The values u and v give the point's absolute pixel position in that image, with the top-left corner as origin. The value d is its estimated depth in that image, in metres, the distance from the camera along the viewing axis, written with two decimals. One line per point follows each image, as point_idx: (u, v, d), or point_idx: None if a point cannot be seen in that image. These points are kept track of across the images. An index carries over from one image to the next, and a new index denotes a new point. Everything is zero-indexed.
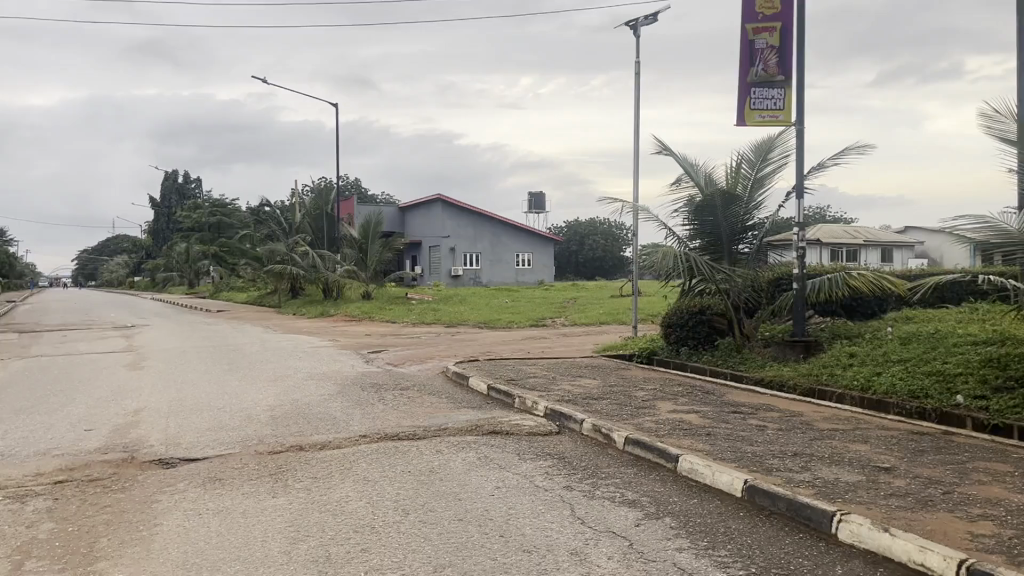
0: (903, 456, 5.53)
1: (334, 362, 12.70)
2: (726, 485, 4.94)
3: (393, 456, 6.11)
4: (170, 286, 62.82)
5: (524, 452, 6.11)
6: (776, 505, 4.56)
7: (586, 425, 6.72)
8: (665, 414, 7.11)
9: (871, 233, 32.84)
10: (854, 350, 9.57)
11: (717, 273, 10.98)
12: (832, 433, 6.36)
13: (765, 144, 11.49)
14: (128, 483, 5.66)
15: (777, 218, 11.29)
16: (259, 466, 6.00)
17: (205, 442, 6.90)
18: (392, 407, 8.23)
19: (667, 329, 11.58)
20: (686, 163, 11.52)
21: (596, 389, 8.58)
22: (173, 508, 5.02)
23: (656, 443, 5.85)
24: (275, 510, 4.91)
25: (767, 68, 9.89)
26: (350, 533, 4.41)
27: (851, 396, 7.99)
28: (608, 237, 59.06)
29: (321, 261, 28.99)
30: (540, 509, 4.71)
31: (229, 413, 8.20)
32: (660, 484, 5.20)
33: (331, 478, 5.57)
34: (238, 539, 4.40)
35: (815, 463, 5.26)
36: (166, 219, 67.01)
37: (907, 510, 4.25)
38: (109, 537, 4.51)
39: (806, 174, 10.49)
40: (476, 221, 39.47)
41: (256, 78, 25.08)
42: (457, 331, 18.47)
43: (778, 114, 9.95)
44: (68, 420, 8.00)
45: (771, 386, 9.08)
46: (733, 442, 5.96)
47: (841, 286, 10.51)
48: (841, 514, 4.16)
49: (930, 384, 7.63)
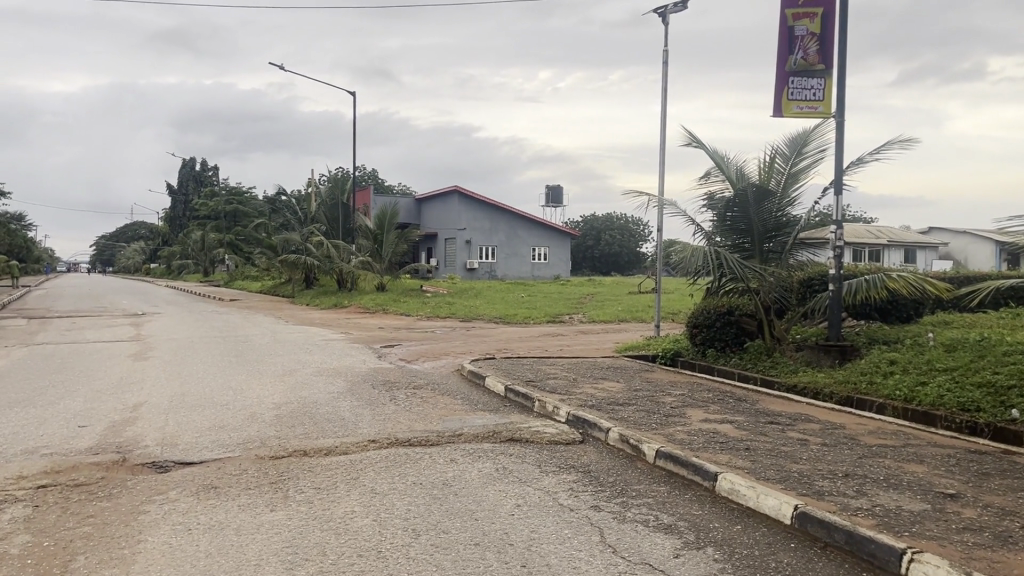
0: (967, 480, 4.97)
1: (346, 356, 12.30)
2: (773, 510, 4.43)
3: (403, 465, 5.64)
4: (186, 273, 63.20)
5: (546, 464, 5.64)
6: (832, 537, 4.05)
7: (612, 433, 6.24)
8: (697, 423, 6.60)
9: (895, 234, 32.14)
10: (894, 357, 8.98)
11: (749, 271, 10.40)
12: (881, 449, 5.83)
13: (800, 137, 10.91)
14: (117, 490, 5.23)
15: (812, 215, 10.73)
16: (258, 474, 5.55)
17: (204, 443, 6.48)
18: (403, 408, 7.77)
19: (693, 329, 11.05)
20: (715, 157, 11.00)
21: (620, 393, 8.07)
22: (161, 522, 4.58)
23: (691, 458, 5.35)
24: (272, 527, 4.45)
25: (807, 56, 9.31)
26: (353, 558, 3.95)
27: (893, 407, 7.48)
28: (624, 233, 58.37)
29: (336, 252, 28.57)
30: (566, 534, 4.23)
31: (232, 411, 7.78)
32: (697, 506, 4.71)
33: (336, 489, 5.11)
34: (229, 562, 3.94)
35: (870, 487, 4.73)
36: (183, 206, 66.87)
37: (986, 549, 3.72)
38: (87, 556, 4.07)
39: (845, 169, 9.95)
40: (492, 213, 38.98)
41: (274, 65, 24.32)
42: (473, 325, 18.07)
43: (817, 105, 9.36)
44: (62, 416, 7.60)
45: (805, 394, 8.56)
46: (774, 458, 5.44)
47: (880, 287, 9.91)
48: (913, 553, 3.64)
49: (982, 395, 7.06)
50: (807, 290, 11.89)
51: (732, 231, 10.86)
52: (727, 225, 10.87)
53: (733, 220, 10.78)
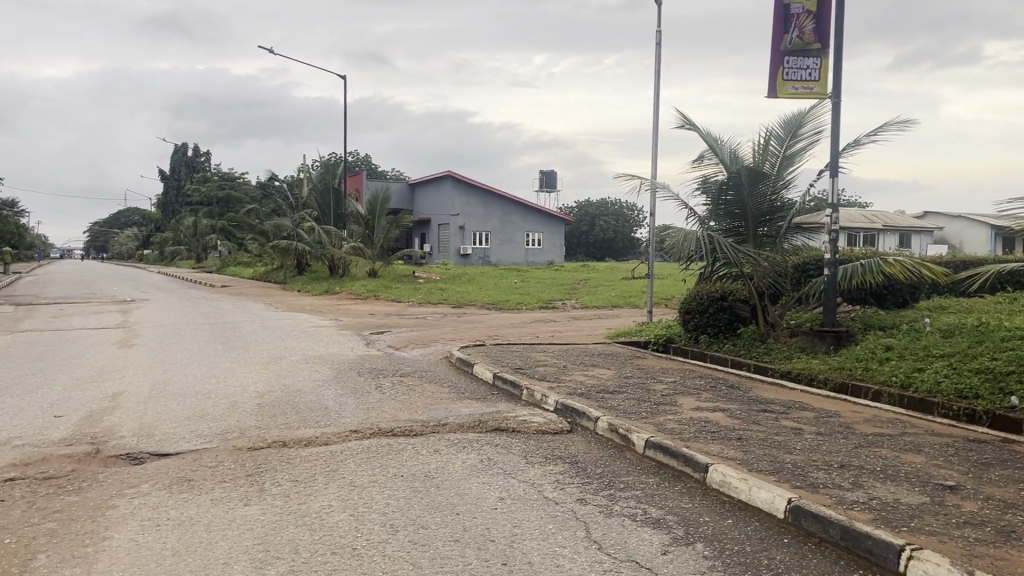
0: (967, 471, 4.80)
1: (334, 343, 12.11)
2: (766, 503, 4.27)
3: (385, 457, 5.46)
4: (178, 260, 62.79)
5: (532, 454, 5.46)
6: (828, 533, 3.88)
7: (600, 423, 6.07)
8: (688, 412, 6.43)
9: (890, 218, 31.97)
10: (890, 342, 8.82)
11: (742, 256, 10.21)
12: (877, 438, 5.66)
13: (795, 118, 10.70)
14: (86, 483, 5.03)
15: (807, 198, 10.53)
16: (234, 466, 5.35)
17: (182, 433, 6.29)
18: (389, 396, 7.58)
19: (685, 315, 10.86)
20: (709, 139, 10.78)
21: (610, 381, 7.90)
22: (129, 518, 4.39)
23: (681, 449, 5.17)
24: (245, 522, 4.27)
25: (803, 34, 9.09)
26: (326, 556, 3.76)
27: (889, 394, 7.32)
28: (619, 218, 58.14)
29: (327, 237, 28.35)
30: (550, 530, 4.06)
31: (214, 400, 7.58)
32: (687, 499, 4.54)
33: (313, 482, 4.93)
34: (195, 561, 3.76)
35: (867, 479, 4.56)
36: (175, 192, 66.32)
37: (990, 545, 3.55)
38: (48, 554, 3.87)
39: (841, 151, 9.75)
40: (486, 198, 38.71)
41: (262, 47, 24.01)
42: (465, 312, 17.90)
43: (813, 86, 9.15)
44: (38, 405, 7.40)
45: (799, 381, 8.40)
46: (767, 448, 5.26)
47: (875, 272, 9.74)
48: (912, 550, 3.47)
49: (980, 382, 6.89)
50: (802, 275, 11.71)
51: (725, 214, 10.66)
52: (721, 209, 10.66)
53: (728, 204, 10.59)
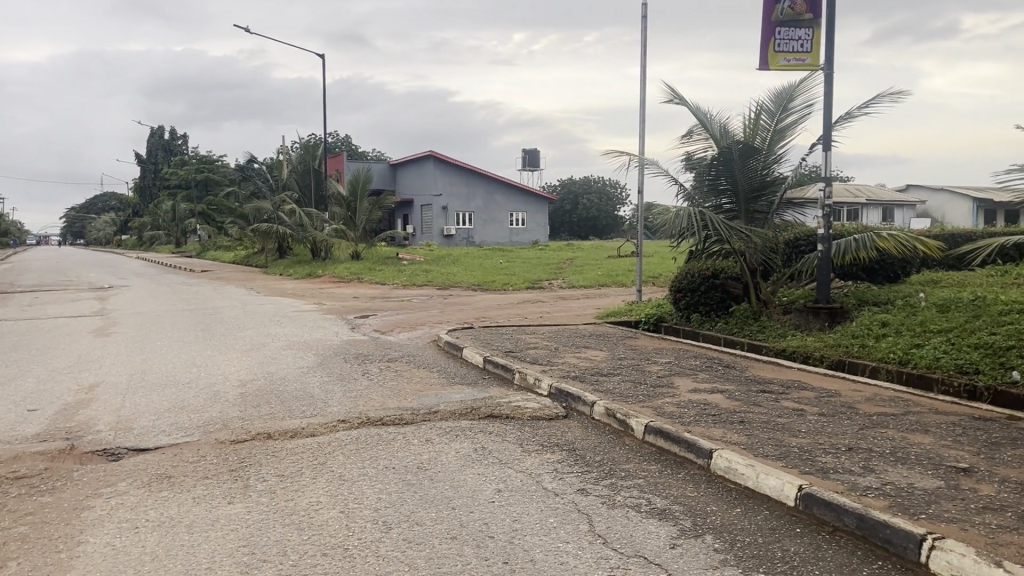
0: (979, 452, 4.64)
1: (318, 328, 11.82)
2: (775, 491, 4.10)
3: (376, 448, 5.24)
4: (156, 244, 61.95)
5: (528, 443, 5.26)
6: (842, 521, 3.72)
7: (597, 407, 5.88)
8: (686, 394, 6.25)
9: (873, 193, 31.92)
10: (885, 318, 8.68)
11: (734, 233, 10.02)
12: (881, 418, 5.50)
13: (786, 91, 10.49)
14: (61, 483, 4.77)
15: (799, 173, 10.33)
16: (218, 461, 5.11)
17: (162, 426, 6.03)
18: (376, 383, 7.34)
19: (676, 293, 10.68)
20: (698, 114, 10.56)
21: (603, 363, 7.70)
22: (105, 520, 4.14)
23: (683, 434, 4.98)
24: (230, 522, 4.04)
25: (794, 4, 8.85)
26: (317, 559, 3.55)
27: (887, 370, 7.18)
28: (602, 196, 57.87)
29: (308, 220, 27.95)
30: (551, 524, 3.85)
31: (195, 390, 7.31)
32: (692, 487, 4.35)
33: (300, 477, 4.70)
34: (177, 566, 3.54)
35: (877, 463, 4.39)
36: (151, 174, 65.24)
37: (1013, 532, 3.39)
38: (19, 561, 3.63)
39: (834, 124, 9.55)
40: (468, 178, 38.32)
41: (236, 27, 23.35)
42: (450, 293, 17.64)
43: (805, 57, 8.91)
44: (11, 399, 7.10)
45: (794, 359, 8.25)
46: (771, 432, 5.08)
47: (869, 247, 9.57)
48: (933, 540, 3.31)
49: (981, 357, 6.75)
50: (793, 250, 11.53)
51: (716, 191, 10.46)
52: (713, 185, 10.45)
53: (718, 180, 10.38)
